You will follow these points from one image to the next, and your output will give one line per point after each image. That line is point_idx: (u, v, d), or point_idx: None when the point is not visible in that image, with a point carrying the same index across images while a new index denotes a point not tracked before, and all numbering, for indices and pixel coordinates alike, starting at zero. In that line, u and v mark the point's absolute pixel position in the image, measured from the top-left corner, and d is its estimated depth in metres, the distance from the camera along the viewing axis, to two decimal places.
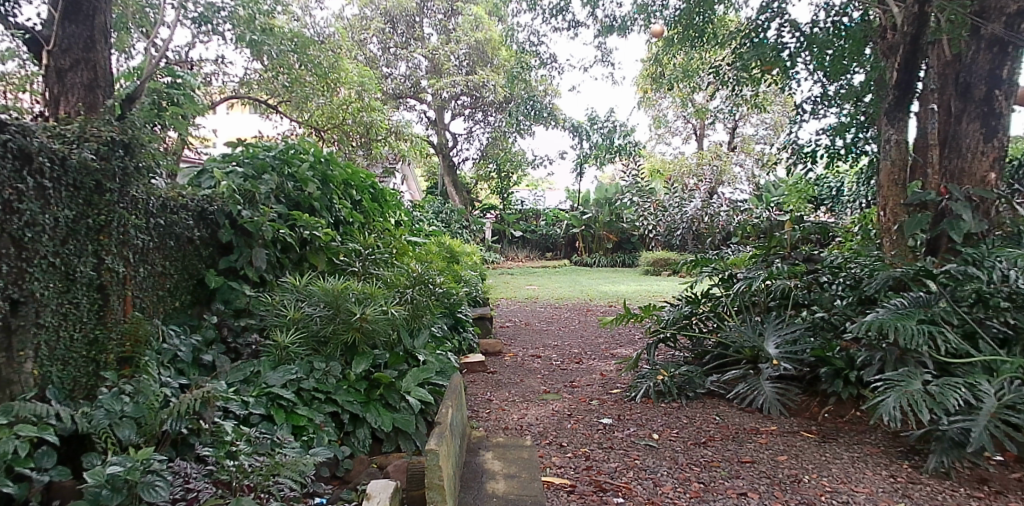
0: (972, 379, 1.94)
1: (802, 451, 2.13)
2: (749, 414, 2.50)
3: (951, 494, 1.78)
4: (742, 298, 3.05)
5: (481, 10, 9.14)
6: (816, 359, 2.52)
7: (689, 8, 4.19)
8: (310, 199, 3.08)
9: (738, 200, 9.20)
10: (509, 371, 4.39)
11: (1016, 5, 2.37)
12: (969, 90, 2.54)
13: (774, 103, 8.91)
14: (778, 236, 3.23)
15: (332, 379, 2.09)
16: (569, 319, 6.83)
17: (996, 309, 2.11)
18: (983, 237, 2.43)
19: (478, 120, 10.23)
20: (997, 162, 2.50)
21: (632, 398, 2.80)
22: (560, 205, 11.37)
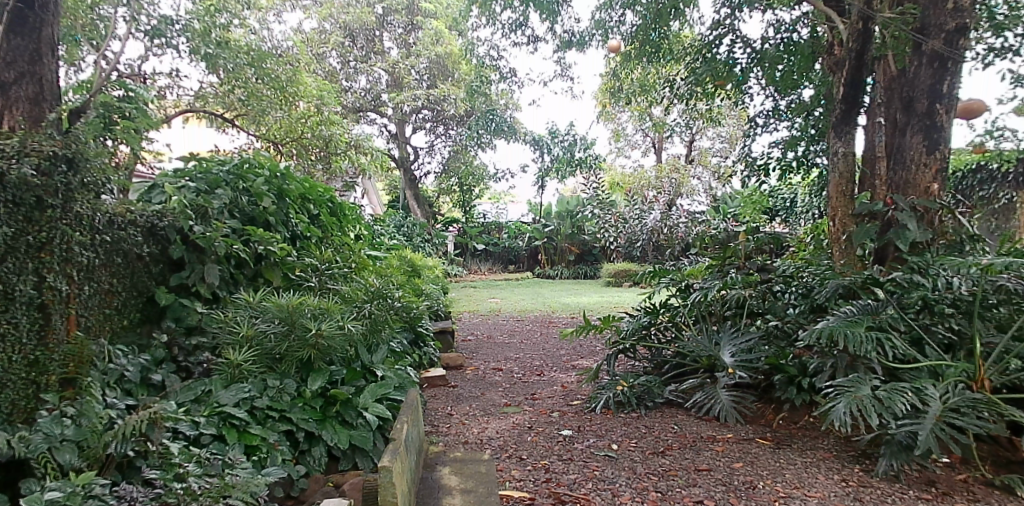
0: (918, 384, 2.13)
1: (757, 458, 2.32)
2: (708, 422, 2.73)
3: (900, 497, 1.95)
4: (700, 309, 3.28)
5: (442, 24, 9.04)
6: (771, 367, 2.75)
7: (645, 25, 4.60)
8: (265, 214, 3.01)
9: (696, 211, 9.47)
10: (470, 385, 4.37)
11: (954, 23, 2.68)
12: (913, 105, 2.80)
13: (727, 117, 9.14)
14: (733, 247, 3.54)
15: (286, 395, 2.10)
16: (529, 331, 6.87)
17: (941, 315, 2.35)
18: (927, 246, 2.70)
19: (441, 133, 10.08)
20: (939, 174, 2.76)
21: (593, 409, 2.99)
22: (521, 218, 11.36)
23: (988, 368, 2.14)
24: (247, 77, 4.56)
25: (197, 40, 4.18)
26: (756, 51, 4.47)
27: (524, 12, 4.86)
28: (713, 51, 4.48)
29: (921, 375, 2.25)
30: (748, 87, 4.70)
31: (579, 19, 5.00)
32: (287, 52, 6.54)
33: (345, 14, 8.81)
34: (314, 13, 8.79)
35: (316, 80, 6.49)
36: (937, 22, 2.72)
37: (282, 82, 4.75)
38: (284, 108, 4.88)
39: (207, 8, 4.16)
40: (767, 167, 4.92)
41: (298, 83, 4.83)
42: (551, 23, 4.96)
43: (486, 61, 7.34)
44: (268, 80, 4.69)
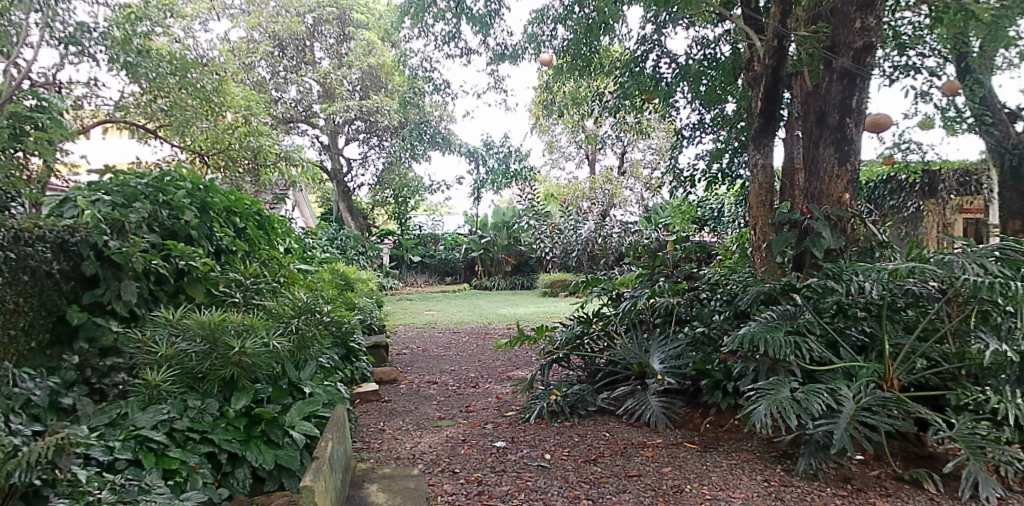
0: (833, 385, 2.23)
1: (684, 462, 2.40)
2: (638, 429, 2.81)
3: (818, 495, 2.05)
4: (632, 316, 3.36)
5: (374, 35, 9.02)
6: (697, 372, 2.87)
7: (576, 39, 4.73)
8: (188, 227, 2.74)
9: (629, 222, 9.66)
10: (403, 399, 4.34)
11: (860, 42, 2.85)
12: (826, 118, 2.96)
13: (656, 129, 9.26)
14: (661, 257, 3.71)
15: (209, 416, 1.85)
16: (465, 343, 6.87)
17: (854, 319, 2.50)
18: (841, 253, 2.83)
19: (375, 144, 10.01)
20: (851, 184, 2.92)
21: (527, 419, 3.02)
22: (458, 230, 11.34)
23: (897, 368, 2.29)
24: (170, 87, 4.40)
25: (116, 48, 4.05)
26: (681, 65, 4.81)
27: (456, 24, 4.86)
28: (640, 65, 4.83)
29: (837, 376, 2.38)
30: (676, 102, 5.06)
31: (510, 31, 5.09)
32: (212, 61, 6.37)
33: (274, 23, 8.67)
34: (241, 21, 8.60)
35: (242, 90, 6.36)
36: (846, 41, 2.88)
37: (207, 92, 4.61)
38: (210, 118, 4.72)
39: (127, 16, 4.06)
40: (693, 178, 5.34)
41: (224, 93, 4.69)
42: (484, 36, 4.98)
43: (419, 72, 7.29)
44: (192, 90, 4.53)
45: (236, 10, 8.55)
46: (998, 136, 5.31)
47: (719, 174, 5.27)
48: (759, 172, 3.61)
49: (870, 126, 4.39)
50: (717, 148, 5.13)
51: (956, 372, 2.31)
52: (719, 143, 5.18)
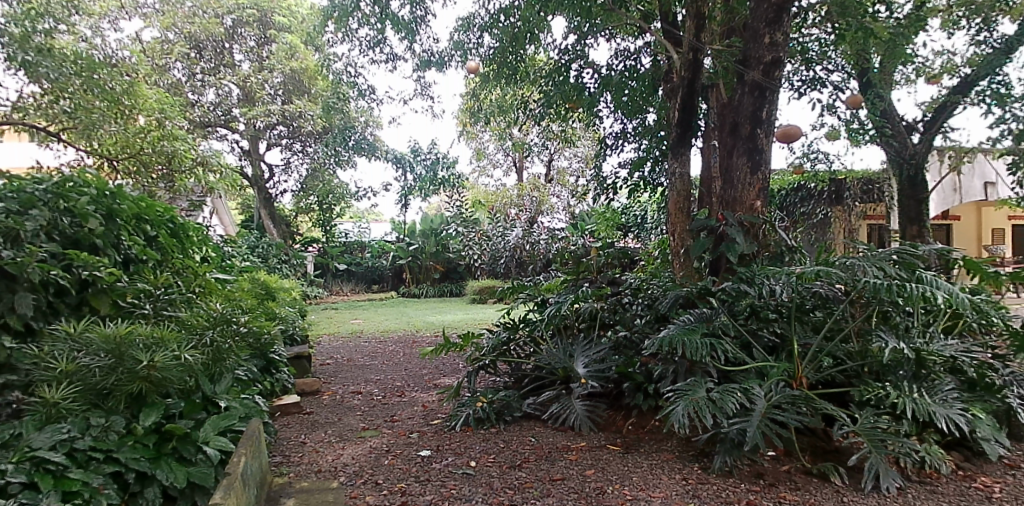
0: (746, 383, 2.32)
1: (608, 463, 2.42)
2: (563, 433, 2.83)
3: (732, 490, 2.11)
4: (557, 322, 3.32)
5: (297, 38, 8.76)
6: (620, 375, 2.94)
7: (502, 48, 4.80)
8: (92, 237, 2.25)
9: (556, 228, 9.73)
10: (326, 411, 4.20)
11: (767, 58, 3.07)
12: (739, 129, 3.18)
13: (583, 138, 9.36)
14: (586, 262, 3.89)
15: (114, 432, 1.51)
16: (392, 352, 6.76)
17: (767, 320, 2.68)
18: (755, 257, 3.02)
19: (298, 150, 9.69)
20: (762, 191, 3.14)
21: (453, 427, 2.98)
22: (386, 237, 11.17)
23: (805, 368, 2.41)
24: (75, 88, 4.13)
25: (15, 45, 3.83)
26: (602, 77, 5.19)
27: (381, 29, 4.79)
28: (566, 74, 5.13)
29: (750, 375, 2.49)
30: (600, 110, 5.43)
31: (436, 38, 5.12)
32: (120, 62, 6.08)
33: (190, 24, 8.38)
34: (155, 21, 8.29)
35: (154, 91, 6.06)
36: (756, 55, 3.11)
37: (117, 94, 4.34)
38: (119, 122, 4.45)
39: (26, 13, 3.94)
40: (616, 185, 5.85)
41: (136, 95, 4.42)
42: (410, 42, 4.98)
43: (343, 77, 7.17)
44: (99, 91, 4.27)
45: (149, 10, 8.27)
46: (898, 146, 6.23)
47: (642, 182, 5.76)
48: (677, 179, 3.83)
49: (782, 138, 5.12)
50: (639, 156, 5.58)
51: (859, 370, 2.52)
52: (640, 151, 5.62)
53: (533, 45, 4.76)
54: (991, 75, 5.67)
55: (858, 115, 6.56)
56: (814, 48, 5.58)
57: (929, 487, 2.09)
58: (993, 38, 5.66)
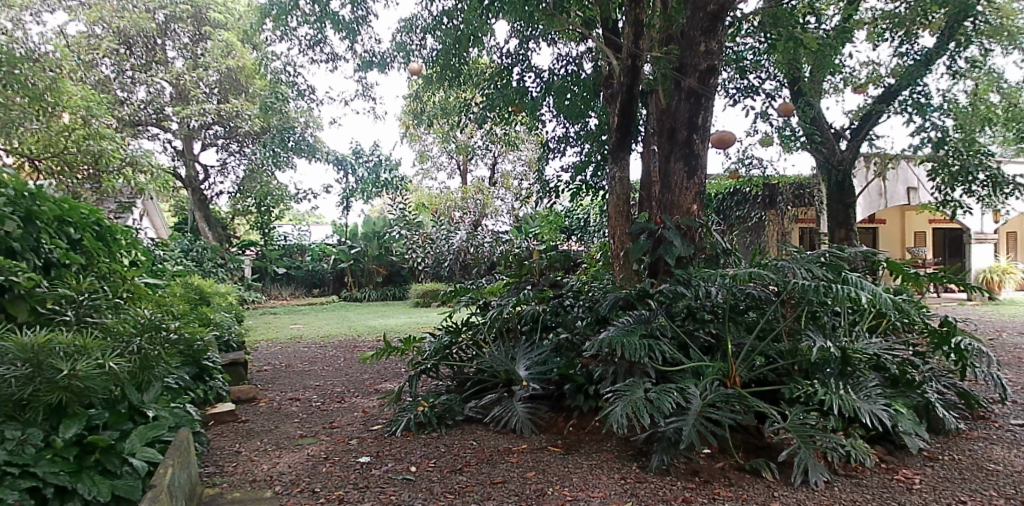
0: (682, 383, 2.38)
1: (548, 465, 2.42)
2: (505, 436, 2.81)
3: (669, 488, 2.14)
4: (499, 324, 3.36)
5: (234, 35, 8.44)
6: (561, 376, 2.95)
7: (446, 50, 4.78)
8: (11, 241, 2.12)
9: (500, 231, 9.62)
10: (263, 418, 3.80)
11: (704, 65, 3.22)
12: (675, 134, 3.32)
13: (526, 142, 9.41)
14: (528, 265, 3.66)
15: (32, 446, 1.36)
16: (332, 357, 6.63)
17: (702, 321, 2.76)
18: (691, 259, 3.11)
19: (234, 151, 9.39)
20: (698, 195, 3.28)
21: (393, 433, 2.92)
22: (327, 240, 10.95)
23: (738, 367, 2.50)
24: None
25: None
26: (546, 81, 5.40)
27: (321, 28, 4.68)
28: (508, 78, 5.29)
29: (687, 375, 2.55)
30: (543, 114, 5.58)
31: (378, 39, 5.05)
32: (41, 55, 5.76)
33: (119, 18, 7.98)
34: (81, 15, 7.82)
35: (80, 87, 5.71)
36: (693, 63, 3.26)
37: (39, 91, 4.11)
38: (40, 119, 4.26)
39: None
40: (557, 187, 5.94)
41: (61, 93, 4.22)
42: (352, 41, 4.87)
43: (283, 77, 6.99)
44: (20, 87, 4.04)
45: (75, 3, 7.83)
46: (826, 154, 6.93)
47: (583, 185, 5.85)
48: (617, 184, 3.93)
49: (716, 141, 5.48)
50: (582, 161, 5.72)
51: (789, 368, 2.61)
52: (582, 155, 5.78)
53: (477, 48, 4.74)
54: (911, 86, 6.13)
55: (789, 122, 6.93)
56: (748, 56, 6.08)
57: (854, 480, 2.17)
58: (914, 50, 6.12)
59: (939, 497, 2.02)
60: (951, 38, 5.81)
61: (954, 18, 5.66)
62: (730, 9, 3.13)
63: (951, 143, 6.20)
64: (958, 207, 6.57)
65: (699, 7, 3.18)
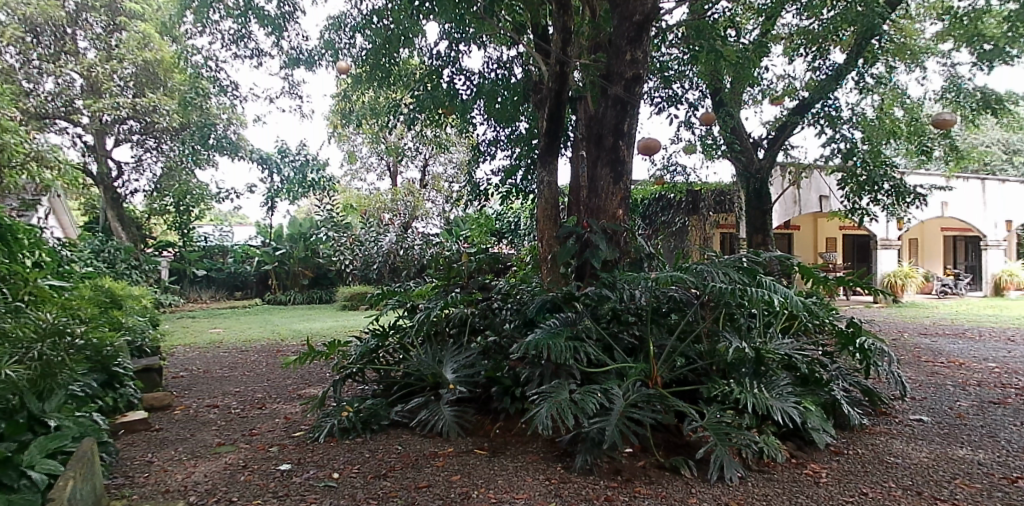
0: (606, 385, 2.40)
1: (473, 468, 2.38)
2: (430, 440, 2.76)
3: (592, 487, 2.16)
4: (427, 327, 3.27)
5: (152, 27, 8.01)
6: (489, 379, 2.94)
7: (378, 50, 4.72)
8: None
9: (430, 234, 9.62)
10: (179, 427, 3.28)
11: (630, 74, 3.32)
12: (602, 140, 3.41)
13: (457, 144, 9.39)
14: (456, 268, 3.77)
15: None
16: (255, 363, 6.38)
17: (626, 324, 2.82)
18: (616, 263, 3.20)
19: (151, 147, 8.98)
20: (624, 201, 3.37)
21: (316, 439, 2.81)
22: (250, 240, 10.62)
23: (659, 367, 2.56)
24: None
25: None
26: (476, 84, 5.43)
27: (244, 22, 4.49)
28: (439, 79, 5.29)
29: (610, 376, 2.59)
30: (473, 118, 5.64)
31: (305, 37, 4.99)
32: None
33: (25, 5, 7.38)
34: None
35: None
36: (619, 71, 3.35)
37: None
38: None
39: None
40: (490, 191, 6.11)
41: None
42: (276, 37, 4.69)
43: (203, 71, 6.65)
44: None
45: None
46: (745, 162, 7.26)
47: (515, 188, 5.92)
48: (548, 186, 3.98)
49: (641, 149, 5.67)
50: (512, 164, 5.83)
51: (707, 368, 2.70)
52: (513, 158, 5.92)
53: (408, 45, 4.67)
54: (823, 100, 6.64)
55: (709, 131, 7.31)
56: (673, 66, 6.33)
57: (766, 475, 2.26)
58: (825, 66, 6.61)
59: (844, 489, 2.14)
60: (859, 55, 6.23)
61: (861, 37, 6.08)
62: (654, 21, 3.26)
63: (858, 154, 6.75)
64: (866, 215, 7.02)
65: (625, 18, 3.29)
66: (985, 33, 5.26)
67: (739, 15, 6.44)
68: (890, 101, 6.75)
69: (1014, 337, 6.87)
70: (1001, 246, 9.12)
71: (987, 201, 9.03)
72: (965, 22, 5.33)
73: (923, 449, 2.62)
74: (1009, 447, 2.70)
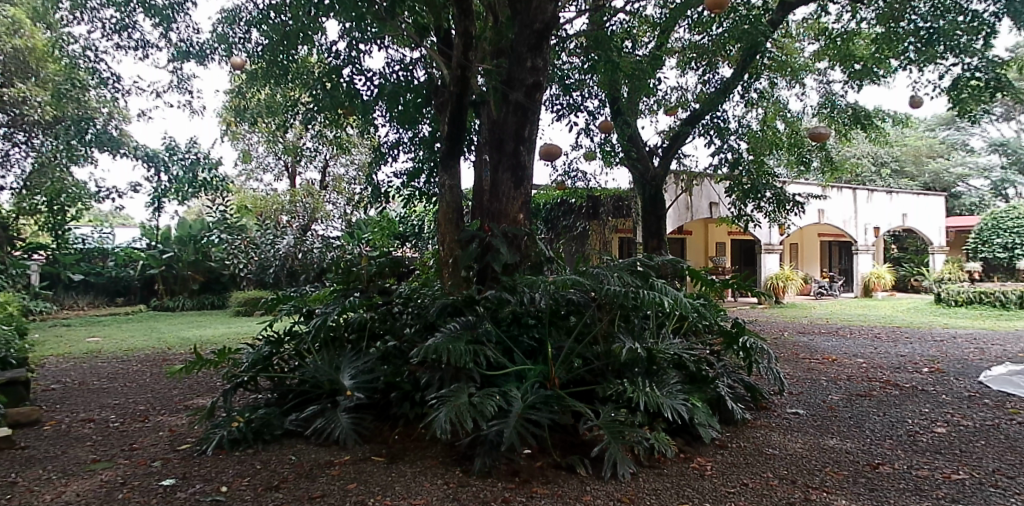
0: (505, 387, 2.29)
1: (370, 476, 2.16)
2: (325, 449, 2.45)
3: (490, 490, 2.03)
4: (324, 333, 2.84)
5: (23, 12, 7.29)
6: (387, 384, 2.65)
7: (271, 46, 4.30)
8: None
9: (330, 237, 9.45)
10: (45, 445, 2.73)
11: (531, 80, 3.26)
12: (503, 145, 3.31)
13: (359, 146, 9.20)
14: (355, 270, 3.29)
15: None
16: (138, 372, 5.77)
17: (526, 326, 2.71)
18: (518, 267, 3.07)
19: (20, 141, 8.28)
20: (525, 206, 3.28)
21: (202, 452, 2.43)
22: (134, 243, 10.04)
23: (557, 368, 2.45)
24: None
25: None
26: (377, 86, 5.10)
27: (125, 10, 4.18)
28: (338, 80, 4.88)
29: (510, 378, 2.45)
30: (374, 117, 5.51)
31: (196, 29, 4.71)
32: None
33: None
34: None
35: None
36: (520, 77, 3.28)
37: None
38: None
39: None
40: (388, 193, 6.07)
41: None
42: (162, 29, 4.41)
43: (80, 62, 6.06)
44: None
45: None
46: (642, 170, 7.47)
47: (417, 192, 5.96)
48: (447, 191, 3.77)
49: (543, 154, 5.75)
50: (415, 167, 5.80)
51: (604, 368, 2.59)
52: (416, 161, 5.87)
53: (304, 45, 4.25)
54: (712, 112, 6.95)
55: (608, 138, 7.57)
56: (573, 75, 6.37)
57: (657, 470, 2.24)
58: (714, 79, 6.94)
59: (727, 481, 2.15)
60: (743, 70, 6.38)
61: (745, 55, 6.28)
62: (554, 30, 3.24)
63: (744, 165, 7.13)
64: (750, 221, 7.40)
65: (526, 25, 3.24)
66: (856, 54, 5.66)
67: (634, 28, 6.60)
68: (772, 115, 7.20)
69: (880, 334, 7.49)
70: (869, 249, 9.87)
71: (858, 210, 9.79)
72: (838, 43, 5.73)
73: (798, 440, 2.71)
74: (872, 435, 2.83)
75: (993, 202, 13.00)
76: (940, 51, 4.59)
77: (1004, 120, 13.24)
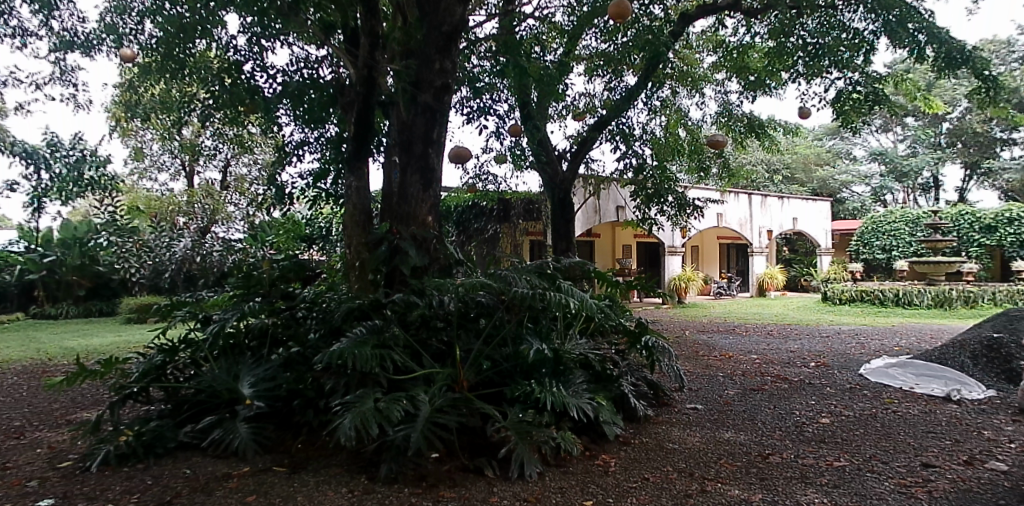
0: (410, 391, 2.11)
1: (271, 486, 1.92)
2: (222, 461, 2.14)
3: (395, 496, 1.85)
4: (222, 342, 2.50)
5: None
6: (290, 392, 2.33)
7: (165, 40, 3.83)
8: None
9: (232, 238, 9.04)
10: None
11: (439, 82, 3.10)
12: (410, 146, 3.08)
13: (261, 145, 8.90)
14: (255, 273, 2.81)
15: None
16: (10, 386, 5.20)
17: (433, 329, 2.50)
18: (427, 270, 2.80)
19: None
20: (435, 209, 3.04)
21: (87, 469, 2.06)
22: (10, 247, 9.27)
23: (465, 370, 2.30)
24: None
25: None
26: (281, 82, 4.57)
27: None
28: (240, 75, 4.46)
29: (417, 382, 2.25)
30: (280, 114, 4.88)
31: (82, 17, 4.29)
32: None
33: None
34: None
35: None
36: (428, 79, 3.12)
37: None
38: None
39: None
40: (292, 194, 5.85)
41: None
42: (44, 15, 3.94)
43: None
44: None
45: None
46: (551, 174, 7.51)
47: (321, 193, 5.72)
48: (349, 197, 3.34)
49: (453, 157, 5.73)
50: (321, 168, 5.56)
51: (513, 368, 2.44)
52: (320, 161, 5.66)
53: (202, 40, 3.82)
54: (617, 118, 7.07)
55: (518, 142, 7.46)
56: (483, 78, 6.18)
57: (562, 469, 2.15)
58: (620, 87, 6.95)
59: (627, 476, 2.11)
60: (647, 79, 6.43)
61: (648, 65, 6.36)
62: (462, 34, 3.15)
63: (648, 169, 7.28)
64: (653, 224, 7.62)
65: (434, 27, 3.11)
66: (751, 66, 5.86)
67: (544, 33, 6.54)
68: (674, 122, 7.46)
69: (772, 331, 7.94)
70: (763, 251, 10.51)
71: (753, 214, 10.35)
72: (734, 55, 5.93)
73: (695, 434, 2.72)
74: (763, 426, 2.89)
75: (873, 207, 14.10)
76: (825, 65, 4.80)
77: (882, 131, 14.39)
